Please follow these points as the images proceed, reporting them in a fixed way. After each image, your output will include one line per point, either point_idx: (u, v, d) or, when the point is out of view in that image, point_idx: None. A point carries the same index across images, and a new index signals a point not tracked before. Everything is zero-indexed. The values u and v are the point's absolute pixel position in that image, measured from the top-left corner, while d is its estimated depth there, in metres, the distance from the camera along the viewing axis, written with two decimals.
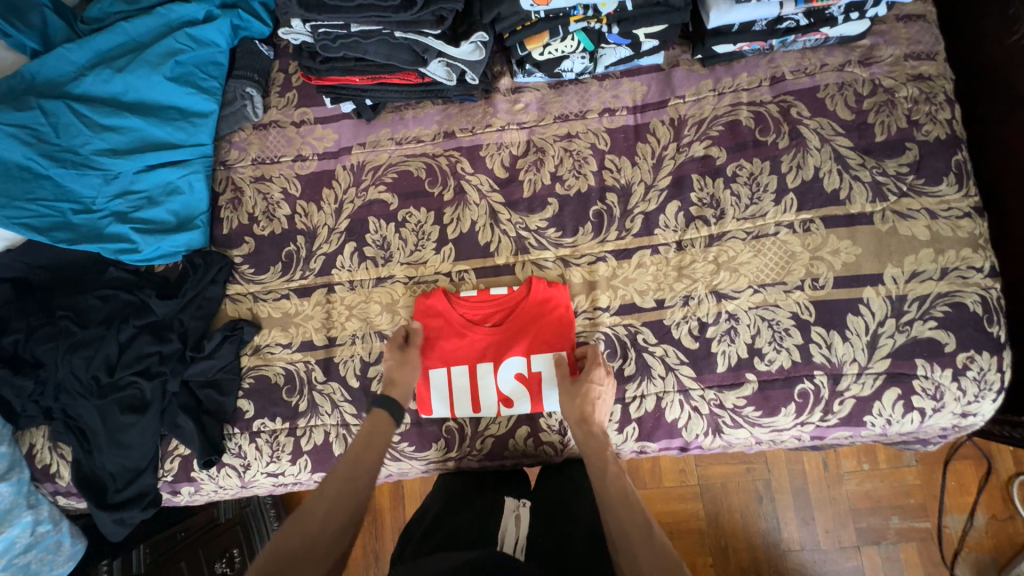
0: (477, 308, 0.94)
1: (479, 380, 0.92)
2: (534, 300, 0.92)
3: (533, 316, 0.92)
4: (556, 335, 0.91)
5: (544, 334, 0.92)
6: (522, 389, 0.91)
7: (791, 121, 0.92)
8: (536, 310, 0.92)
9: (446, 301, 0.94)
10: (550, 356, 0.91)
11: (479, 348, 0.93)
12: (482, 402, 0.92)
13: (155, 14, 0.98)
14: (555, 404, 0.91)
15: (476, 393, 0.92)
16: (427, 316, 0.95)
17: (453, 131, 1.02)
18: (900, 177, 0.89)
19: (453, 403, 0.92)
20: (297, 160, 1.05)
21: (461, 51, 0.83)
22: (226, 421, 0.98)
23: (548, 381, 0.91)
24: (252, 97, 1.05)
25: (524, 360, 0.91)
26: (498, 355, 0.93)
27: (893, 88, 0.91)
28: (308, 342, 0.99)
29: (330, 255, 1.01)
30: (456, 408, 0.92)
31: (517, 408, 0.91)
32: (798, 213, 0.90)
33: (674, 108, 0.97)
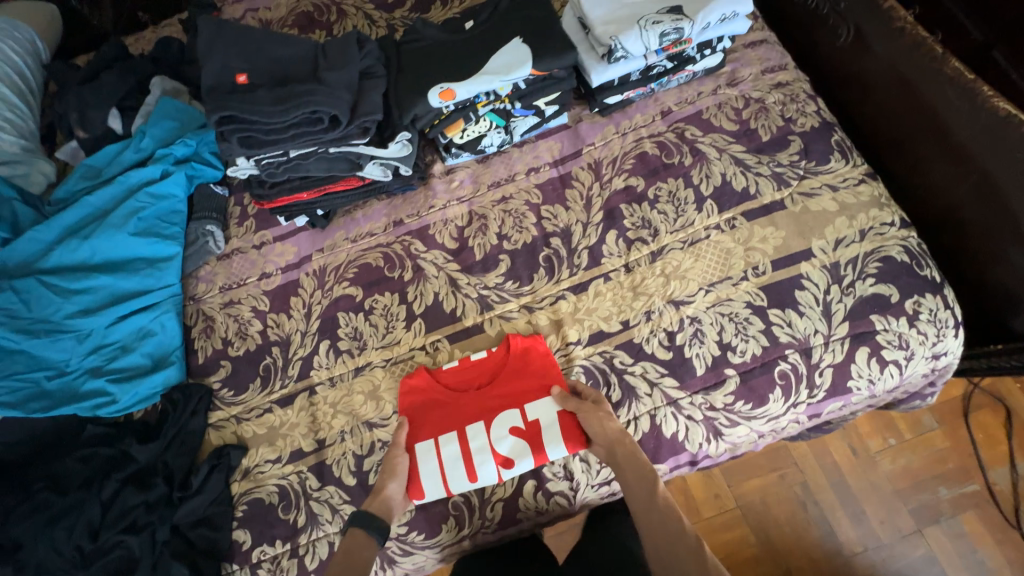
0: (463, 376, 0.96)
1: (474, 446, 0.90)
2: (514, 355, 0.96)
3: (517, 369, 0.95)
4: (541, 381, 0.93)
5: (530, 382, 0.94)
6: (520, 444, 0.89)
7: (688, 142, 1.05)
8: (518, 363, 0.95)
9: (431, 376, 0.97)
10: (541, 403, 0.91)
11: (469, 414, 0.93)
12: (482, 469, 0.89)
13: (116, 182, 1.07)
14: (556, 451, 0.88)
15: (469, 459, 0.89)
16: (412, 396, 0.96)
17: (401, 218, 1.11)
18: (794, 164, 1.00)
19: (448, 479, 0.89)
20: (261, 278, 1.11)
21: (391, 150, 0.94)
22: (224, 558, 0.93)
23: (546, 429, 0.90)
24: (213, 233, 1.13)
25: (518, 414, 0.91)
26: (489, 416, 0.92)
27: (762, 98, 1.06)
28: (297, 451, 0.98)
29: (306, 358, 1.04)
30: (451, 483, 0.88)
31: (519, 466, 0.88)
32: (721, 214, 0.99)
33: (589, 154, 1.09)
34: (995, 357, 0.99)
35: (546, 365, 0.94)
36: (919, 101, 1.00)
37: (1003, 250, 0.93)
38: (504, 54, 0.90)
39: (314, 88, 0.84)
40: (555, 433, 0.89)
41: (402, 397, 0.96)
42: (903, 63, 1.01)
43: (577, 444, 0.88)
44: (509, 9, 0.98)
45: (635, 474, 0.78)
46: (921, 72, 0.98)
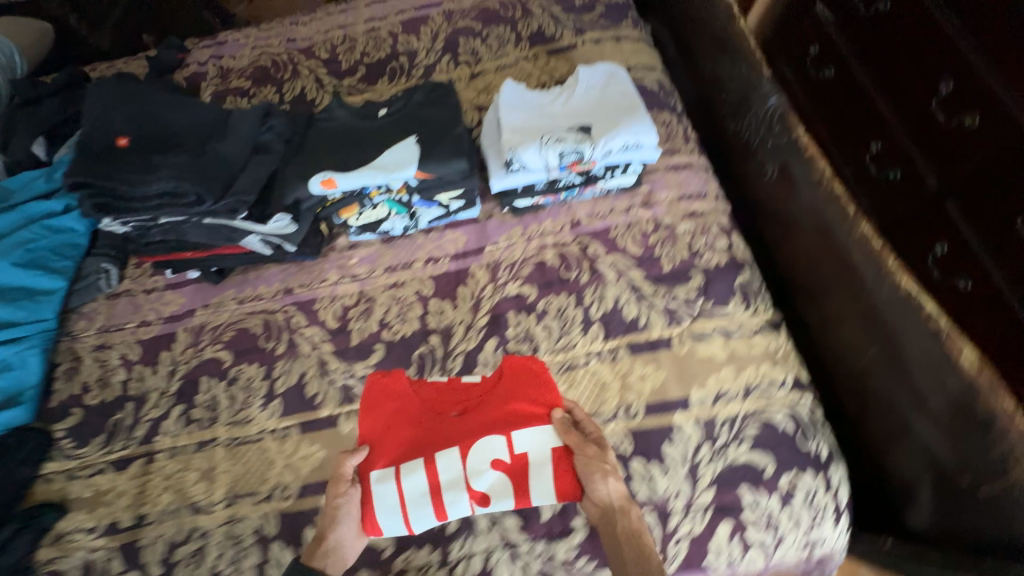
0: (446, 389, 0.84)
1: (445, 479, 0.77)
2: (508, 377, 0.84)
3: (512, 388, 0.82)
4: (538, 406, 0.81)
5: (527, 407, 0.81)
6: (503, 481, 0.78)
7: (589, 258, 1.02)
8: (513, 382, 0.83)
9: (403, 382, 0.85)
10: (532, 432, 0.79)
11: (446, 440, 0.79)
12: (454, 506, 0.77)
13: (15, 211, 1.08)
14: (541, 497, 0.77)
15: (438, 496, 0.77)
16: (382, 402, 0.83)
17: (292, 287, 1.08)
18: (690, 301, 0.95)
19: (410, 514, 0.77)
20: (141, 325, 1.08)
21: (273, 225, 0.92)
22: None
23: (534, 465, 0.78)
24: (108, 271, 1.11)
25: (505, 445, 0.78)
26: (472, 446, 0.78)
27: (672, 224, 1.03)
28: (113, 524, 0.90)
29: (156, 420, 0.98)
30: (414, 521, 0.77)
31: (496, 506, 0.77)
32: (605, 342, 0.94)
33: (490, 253, 1.06)
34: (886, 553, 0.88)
35: (536, 393, 0.82)
36: (832, 257, 0.96)
37: (900, 433, 0.85)
38: (395, 151, 0.90)
39: (189, 161, 0.86)
40: (547, 471, 0.77)
41: (363, 403, 0.83)
42: (822, 215, 0.97)
43: (571, 491, 0.77)
44: (420, 104, 0.99)
45: (630, 550, 0.71)
46: (834, 229, 0.95)
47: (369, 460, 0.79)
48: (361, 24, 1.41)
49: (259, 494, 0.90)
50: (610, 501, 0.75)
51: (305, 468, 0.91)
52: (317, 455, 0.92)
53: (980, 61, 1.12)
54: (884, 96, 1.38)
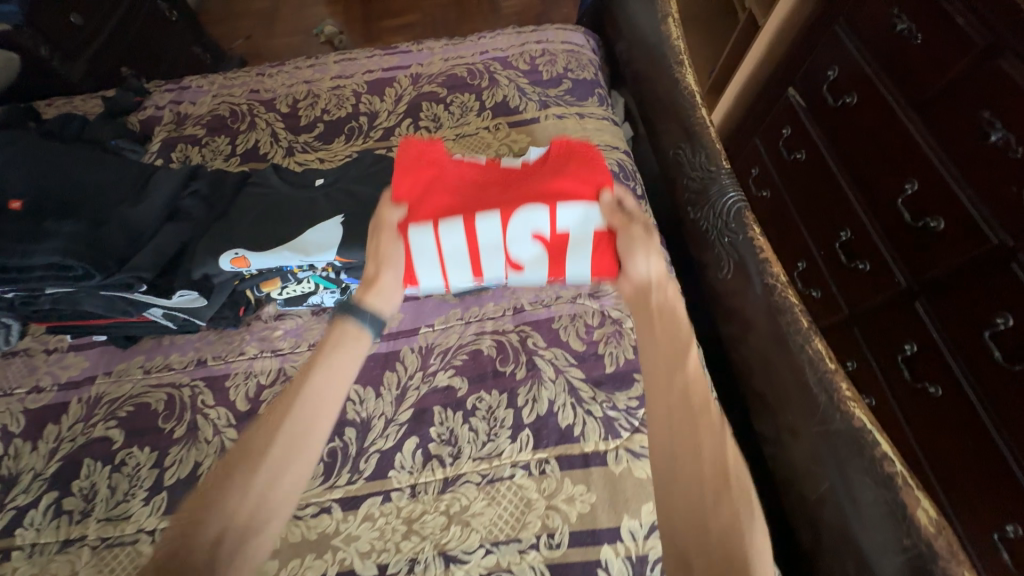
0: (479, 172, 0.87)
1: (485, 241, 0.82)
2: (557, 162, 0.85)
3: (560, 165, 0.84)
4: (587, 184, 0.81)
5: (571, 184, 0.81)
6: (538, 253, 0.85)
7: (528, 351, 0.94)
8: (561, 160, 0.85)
9: (439, 151, 0.86)
10: (572, 207, 0.79)
11: (484, 198, 0.82)
12: (487, 269, 0.86)
13: None
14: (575, 267, 0.84)
15: (475, 252, 0.83)
16: (418, 160, 0.84)
17: (206, 359, 0.99)
18: (631, 410, 0.87)
19: (447, 267, 0.84)
20: (31, 391, 0.98)
21: (177, 300, 0.84)
22: None
23: (573, 243, 0.82)
24: (9, 326, 1.01)
25: (546, 212, 0.79)
26: (511, 211, 0.79)
27: (619, 319, 0.96)
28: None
29: (21, 509, 0.86)
30: (452, 277, 0.85)
31: (527, 275, 0.87)
32: (534, 451, 0.85)
33: (424, 336, 0.99)
34: None
35: (592, 169, 0.82)
36: (779, 373, 0.91)
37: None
38: (317, 231, 0.84)
39: (84, 230, 0.80)
40: (587, 249, 0.82)
41: (397, 165, 0.82)
42: (773, 327, 0.92)
43: (608, 269, 0.82)
44: (357, 177, 0.94)
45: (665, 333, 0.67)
46: (783, 344, 0.90)
47: (405, 181, 0.81)
48: (327, 80, 1.39)
49: None
50: (645, 278, 0.73)
51: None
52: None
53: (935, 151, 1.07)
54: (858, 190, 1.28)
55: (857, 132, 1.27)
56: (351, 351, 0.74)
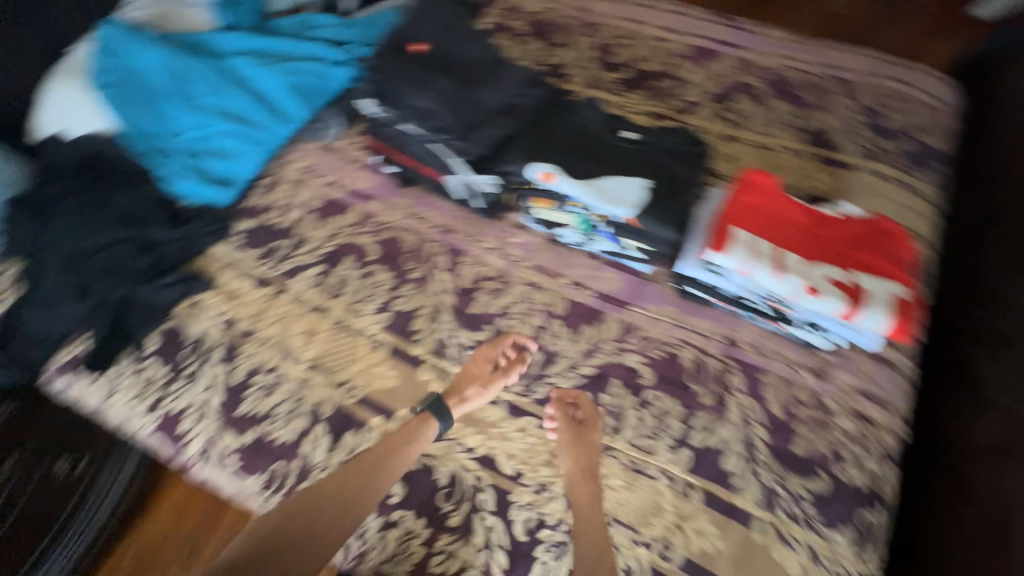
0: (802, 211, 0.93)
1: (791, 263, 0.84)
2: (874, 232, 0.89)
3: (877, 236, 0.88)
4: (896, 266, 0.84)
5: (882, 262, 0.85)
6: (838, 291, 0.82)
7: (723, 384, 0.93)
8: (879, 231, 0.89)
9: (772, 185, 0.95)
10: (878, 280, 0.83)
11: (796, 237, 0.88)
12: (785, 279, 0.83)
13: (308, 46, 1.27)
14: (865, 322, 0.81)
15: (782, 265, 0.84)
16: (751, 184, 0.95)
17: (453, 229, 1.14)
18: (797, 499, 0.84)
19: (754, 259, 0.84)
20: (331, 184, 1.23)
21: (480, 180, 0.98)
22: (133, 343, 1.09)
23: (871, 298, 0.81)
24: (333, 127, 1.27)
25: (849, 269, 0.84)
26: (818, 255, 0.86)
27: (832, 411, 0.90)
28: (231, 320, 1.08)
29: (300, 266, 1.14)
30: (751, 268, 0.84)
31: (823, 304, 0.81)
32: (686, 472, 0.87)
33: (631, 314, 1.02)
34: None
35: (899, 254, 0.87)
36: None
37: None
38: (618, 183, 0.88)
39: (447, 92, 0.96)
40: (884, 308, 0.81)
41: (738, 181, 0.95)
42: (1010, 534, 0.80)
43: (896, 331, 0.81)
44: (669, 152, 0.95)
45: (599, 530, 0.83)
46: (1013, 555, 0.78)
47: (738, 196, 0.93)
48: (653, 27, 1.35)
49: (332, 377, 1.01)
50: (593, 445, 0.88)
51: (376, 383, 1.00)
52: (389, 381, 1.00)
53: None
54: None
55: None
56: (411, 447, 0.90)
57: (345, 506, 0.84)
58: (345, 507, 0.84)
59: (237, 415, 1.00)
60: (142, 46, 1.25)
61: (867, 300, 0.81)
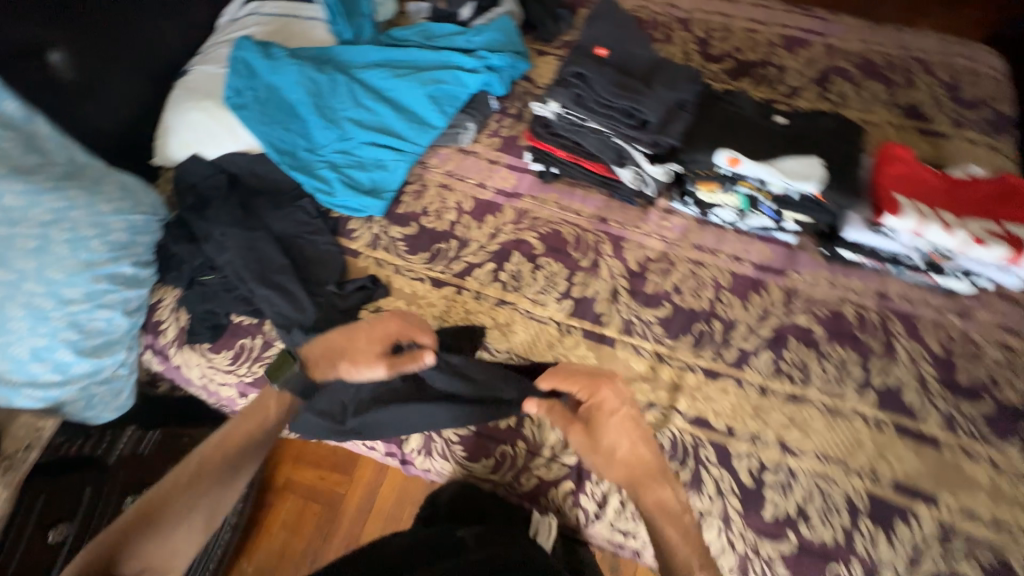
0: (936, 176, 1.07)
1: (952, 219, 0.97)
2: (1005, 188, 1.03)
3: (1011, 190, 1.02)
4: None
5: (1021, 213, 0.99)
6: (1001, 239, 0.94)
7: (887, 333, 1.07)
8: (1012, 186, 1.03)
9: (908, 156, 1.09)
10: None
11: (941, 200, 1.03)
12: (954, 231, 0.96)
13: (440, 53, 1.30)
14: None
15: (946, 221, 0.97)
16: (890, 157, 1.08)
17: (608, 220, 1.23)
18: (972, 420, 0.99)
19: (923, 218, 0.97)
20: (478, 185, 1.29)
21: (653, 169, 1.06)
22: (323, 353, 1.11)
23: None
24: (467, 130, 1.32)
25: (997, 221, 0.97)
26: (967, 212, 1.00)
27: (981, 346, 1.05)
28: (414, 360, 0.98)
29: (471, 265, 1.19)
30: (924, 226, 0.97)
31: (992, 249, 0.94)
32: (875, 409, 1.00)
33: (791, 280, 1.14)
34: None
35: None
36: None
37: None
38: (798, 162, 1.00)
39: (633, 84, 1.00)
40: None
41: (881, 155, 1.08)
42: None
43: None
44: (826, 130, 1.06)
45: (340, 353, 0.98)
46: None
47: (883, 168, 1.06)
48: (741, 20, 1.47)
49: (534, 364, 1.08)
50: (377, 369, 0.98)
51: (577, 365, 1.08)
52: (589, 362, 1.08)
53: None
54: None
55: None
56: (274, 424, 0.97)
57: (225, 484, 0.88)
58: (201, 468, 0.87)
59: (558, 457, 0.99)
60: (275, 63, 1.24)
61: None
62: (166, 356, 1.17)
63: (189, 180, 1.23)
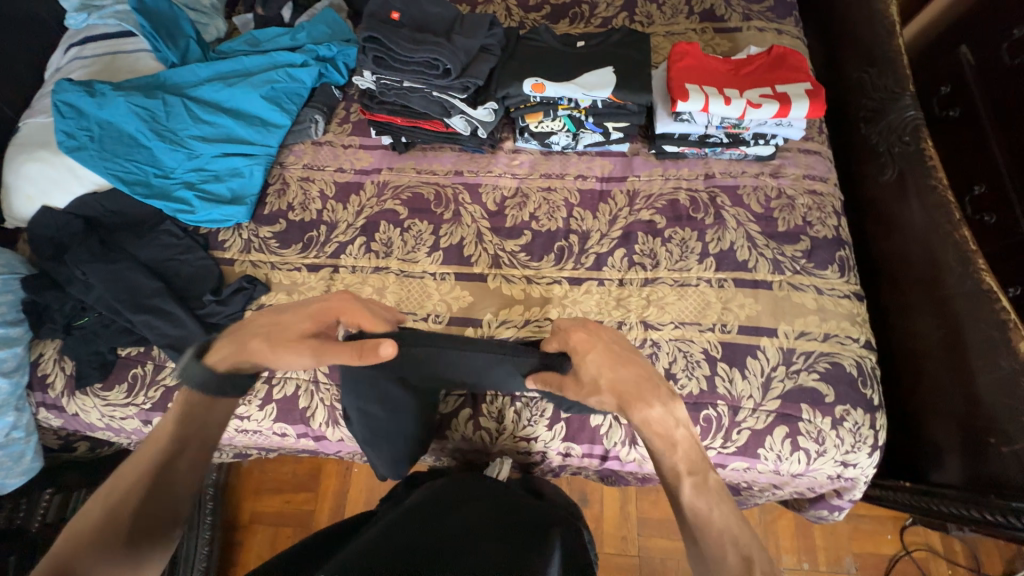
0: (721, 61, 1.20)
1: (729, 93, 1.11)
2: (773, 58, 1.18)
3: (779, 58, 1.17)
4: (801, 72, 1.13)
5: (790, 73, 1.13)
6: (772, 99, 1.08)
7: (716, 206, 1.20)
8: (779, 55, 1.18)
9: (696, 49, 1.22)
10: (792, 84, 1.10)
11: (724, 80, 1.16)
12: (733, 102, 1.09)
13: (268, 56, 1.34)
14: (800, 113, 1.07)
15: (726, 95, 1.10)
16: (681, 53, 1.20)
17: (462, 171, 1.30)
18: (795, 259, 1.13)
19: (707, 97, 1.10)
20: (337, 170, 1.34)
21: (479, 113, 1.16)
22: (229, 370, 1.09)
23: (796, 97, 1.08)
24: (316, 122, 1.36)
25: (769, 86, 1.11)
26: (745, 85, 1.14)
27: (793, 196, 1.20)
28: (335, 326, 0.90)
29: (342, 244, 1.25)
30: (709, 102, 1.09)
31: (764, 109, 1.08)
32: (715, 272, 1.13)
33: (631, 183, 1.26)
34: (902, 492, 1.07)
35: (801, 64, 1.15)
36: (942, 261, 1.06)
37: (945, 411, 1.01)
38: (594, 75, 1.12)
39: (429, 37, 1.08)
40: (807, 98, 1.07)
41: (672, 53, 1.20)
42: (933, 230, 1.09)
43: (818, 111, 1.07)
44: (617, 43, 1.18)
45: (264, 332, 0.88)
46: (945, 245, 1.06)
47: (675, 64, 1.18)
48: None
49: (416, 315, 1.15)
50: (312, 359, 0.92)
51: (456, 305, 1.15)
52: (466, 300, 1.16)
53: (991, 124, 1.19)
54: (994, 122, 1.19)
55: (1007, 60, 1.18)
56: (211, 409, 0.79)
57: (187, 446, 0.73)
58: (150, 447, 0.70)
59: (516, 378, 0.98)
60: (101, 99, 1.24)
61: (790, 98, 1.08)
62: (61, 408, 1.17)
63: (44, 233, 1.22)
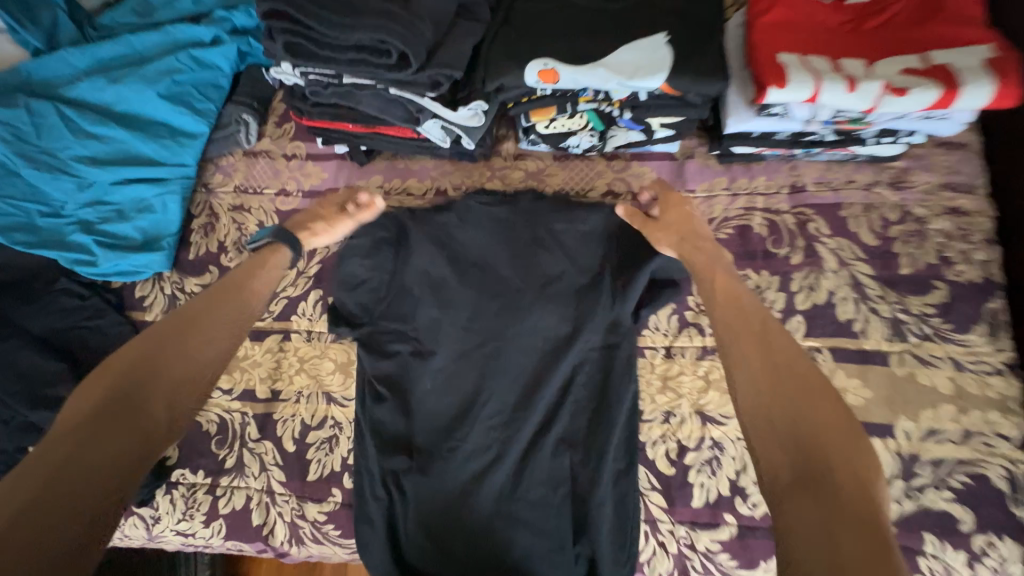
0: (834, 8, 0.77)
1: (855, 74, 0.70)
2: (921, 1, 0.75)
3: (930, 3, 0.74)
4: (970, 26, 0.71)
5: (951, 30, 0.72)
6: (926, 80, 0.69)
7: (807, 236, 0.84)
8: None
9: None
10: (956, 52, 0.70)
11: (841, 43, 0.74)
12: (861, 88, 0.69)
13: (162, 31, 0.96)
14: (973, 102, 0.68)
15: (850, 77, 0.70)
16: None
17: (446, 189, 0.94)
18: (924, 318, 0.79)
19: (818, 79, 0.69)
20: (280, 194, 1.00)
21: (458, 115, 0.78)
22: (187, 468, 0.89)
23: (966, 73, 0.68)
24: (247, 123, 1.01)
25: (919, 56, 0.71)
26: (875, 54, 0.73)
27: (924, 219, 0.83)
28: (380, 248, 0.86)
29: (293, 300, 0.94)
30: (823, 89, 0.69)
31: (913, 99, 0.68)
32: (804, 339, 0.80)
33: (682, 202, 0.89)
34: None
35: (969, 12, 0.73)
36: None
37: None
38: (635, 49, 0.73)
39: (381, 6, 0.69)
40: (985, 76, 0.67)
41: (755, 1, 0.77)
42: None
43: (1008, 97, 0.68)
44: None
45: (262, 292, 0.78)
46: None
47: (760, 19, 0.76)
48: None
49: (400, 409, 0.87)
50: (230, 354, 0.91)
51: None
52: None
53: None
54: None
55: None
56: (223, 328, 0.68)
57: (239, 327, 0.70)
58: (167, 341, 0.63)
59: (601, 347, 0.82)
60: None
61: (958, 76, 0.68)
62: None
63: None
